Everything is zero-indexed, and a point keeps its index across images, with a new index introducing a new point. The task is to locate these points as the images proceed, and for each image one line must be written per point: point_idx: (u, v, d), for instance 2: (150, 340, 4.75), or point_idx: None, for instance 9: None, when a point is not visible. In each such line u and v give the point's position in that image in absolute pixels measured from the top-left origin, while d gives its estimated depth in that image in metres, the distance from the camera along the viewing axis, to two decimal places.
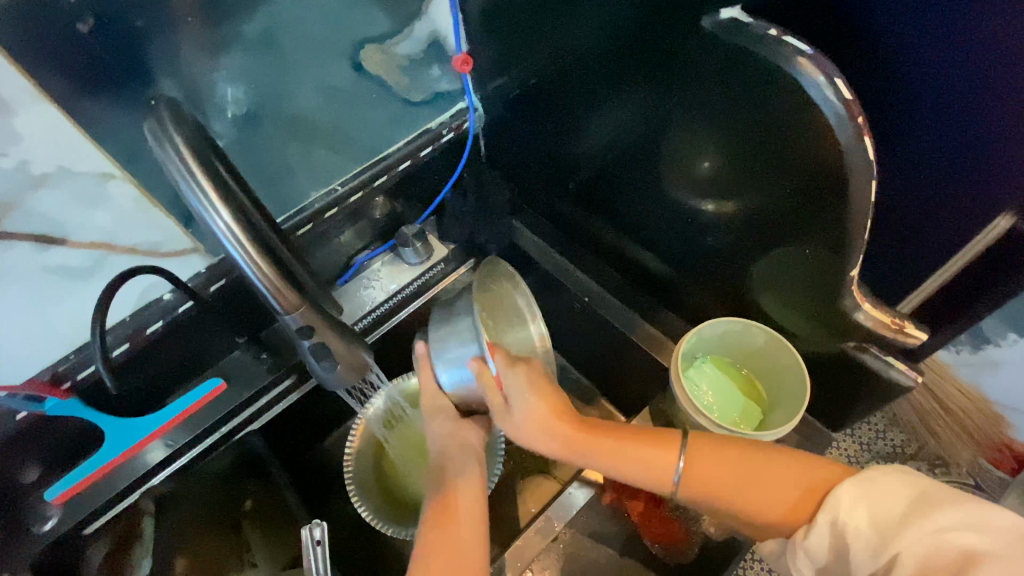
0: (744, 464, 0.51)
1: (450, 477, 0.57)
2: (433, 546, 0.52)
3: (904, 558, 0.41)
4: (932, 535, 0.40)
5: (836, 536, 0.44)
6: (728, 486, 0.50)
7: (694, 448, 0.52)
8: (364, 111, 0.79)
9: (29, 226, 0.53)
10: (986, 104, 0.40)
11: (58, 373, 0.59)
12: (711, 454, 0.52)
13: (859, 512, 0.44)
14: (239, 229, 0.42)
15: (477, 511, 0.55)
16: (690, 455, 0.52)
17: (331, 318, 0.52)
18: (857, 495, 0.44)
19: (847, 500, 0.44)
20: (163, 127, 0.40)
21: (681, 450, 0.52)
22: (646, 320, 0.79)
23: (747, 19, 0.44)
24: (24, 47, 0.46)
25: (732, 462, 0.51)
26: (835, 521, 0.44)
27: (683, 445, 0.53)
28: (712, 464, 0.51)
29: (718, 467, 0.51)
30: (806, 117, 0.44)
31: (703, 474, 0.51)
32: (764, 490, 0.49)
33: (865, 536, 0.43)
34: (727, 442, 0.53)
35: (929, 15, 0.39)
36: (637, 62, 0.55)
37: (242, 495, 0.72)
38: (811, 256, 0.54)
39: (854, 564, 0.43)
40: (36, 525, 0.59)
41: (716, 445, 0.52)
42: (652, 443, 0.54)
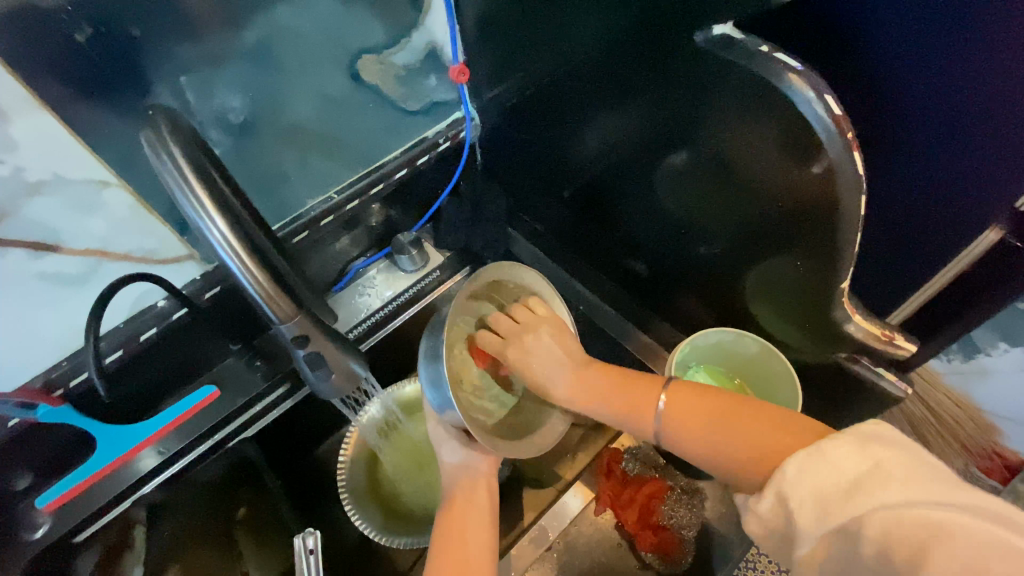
0: (724, 409, 0.46)
1: (460, 488, 0.57)
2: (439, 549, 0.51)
3: (854, 530, 0.34)
4: (883, 509, 0.34)
5: (779, 502, 0.39)
6: (703, 423, 0.46)
7: (676, 390, 0.50)
8: (359, 119, 0.78)
9: (23, 233, 0.52)
10: (975, 121, 0.41)
11: (49, 381, 0.59)
12: (693, 397, 0.48)
13: (805, 482, 0.37)
14: (235, 239, 0.42)
15: (488, 517, 0.54)
16: (670, 394, 0.50)
17: (326, 327, 0.52)
18: (803, 465, 0.38)
19: (793, 468, 0.38)
20: (161, 138, 0.40)
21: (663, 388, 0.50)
22: (640, 329, 0.82)
23: (739, 36, 0.44)
24: (23, 56, 0.46)
25: (706, 404, 0.47)
26: (780, 489, 0.38)
27: (667, 386, 0.51)
28: (689, 405, 0.48)
29: (696, 407, 0.47)
30: (797, 132, 0.45)
31: (680, 412, 0.48)
32: (740, 429, 0.43)
33: (807, 509, 0.37)
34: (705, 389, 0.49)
35: (917, 36, 0.39)
36: (630, 76, 0.56)
37: (234, 506, 0.70)
38: (799, 266, 0.54)
39: (800, 537, 0.37)
40: (25, 533, 0.59)
41: (699, 390, 0.49)
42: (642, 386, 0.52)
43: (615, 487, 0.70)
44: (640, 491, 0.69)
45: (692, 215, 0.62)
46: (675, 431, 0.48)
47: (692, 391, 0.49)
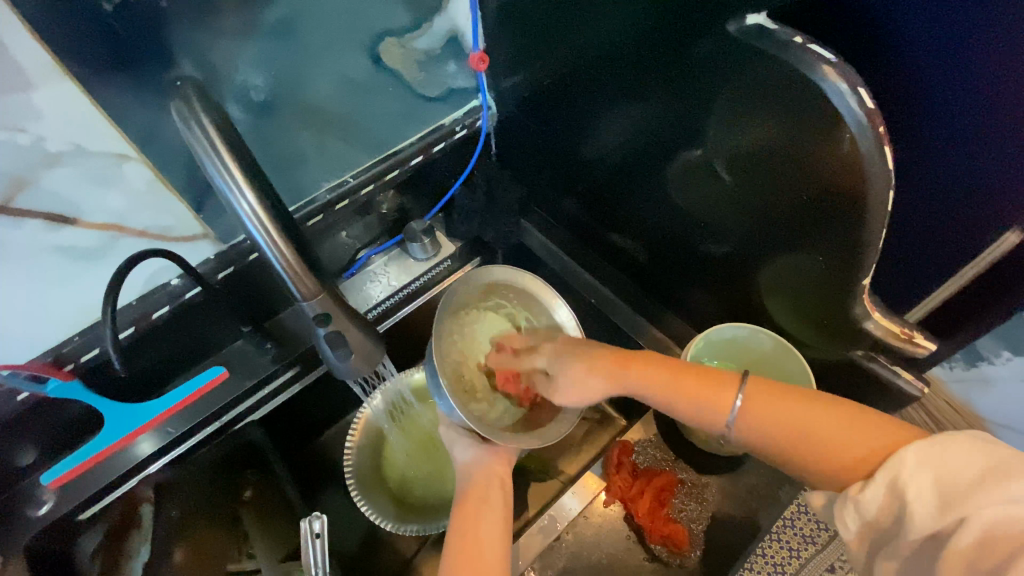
0: (813, 407, 0.46)
1: (476, 482, 0.56)
2: (460, 538, 0.50)
3: (969, 525, 0.36)
4: (1000, 504, 0.35)
5: (892, 494, 0.40)
6: (787, 434, 0.46)
7: (754, 391, 0.49)
8: (378, 103, 0.74)
9: (42, 204, 0.52)
10: (1000, 121, 0.41)
11: (60, 355, 0.59)
12: (773, 395, 0.48)
13: (923, 471, 0.39)
14: (263, 211, 0.44)
15: (503, 511, 0.54)
16: (749, 398, 0.48)
17: (345, 307, 0.52)
18: (924, 456, 0.39)
19: (913, 459, 0.39)
20: (192, 107, 0.42)
21: (740, 390, 0.49)
22: (651, 323, 0.81)
23: (773, 26, 0.44)
24: (48, 24, 0.45)
25: (795, 409, 0.46)
26: (894, 481, 0.40)
27: (744, 383, 0.49)
28: (772, 407, 0.47)
29: (781, 412, 0.47)
30: (828, 126, 0.45)
31: (760, 414, 0.47)
32: (831, 444, 0.44)
33: (925, 500, 0.38)
34: (793, 390, 0.48)
35: (951, 33, 0.39)
36: (653, 68, 0.55)
37: (241, 487, 0.70)
38: (821, 262, 0.54)
39: (908, 528, 0.39)
40: (31, 508, 0.60)
41: (780, 392, 0.48)
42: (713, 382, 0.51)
43: (624, 479, 0.69)
44: (650, 483, 0.69)
45: (708, 209, 0.62)
46: (749, 432, 0.48)
47: (772, 391, 0.48)
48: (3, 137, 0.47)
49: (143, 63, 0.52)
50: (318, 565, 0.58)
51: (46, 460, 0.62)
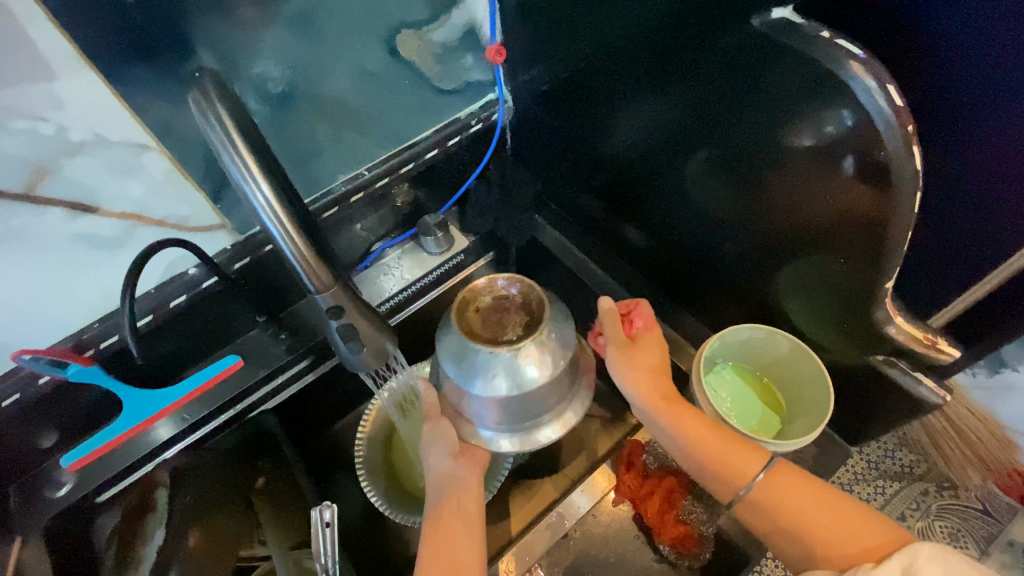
0: (827, 503, 0.52)
1: (449, 500, 0.57)
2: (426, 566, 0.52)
3: None
4: None
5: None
6: (800, 516, 0.52)
7: (779, 472, 0.54)
8: (397, 96, 0.74)
9: (64, 193, 0.53)
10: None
11: (82, 341, 0.60)
12: (794, 481, 0.54)
13: (935, 565, 0.43)
14: (277, 204, 0.45)
15: (472, 530, 0.55)
16: (771, 474, 0.54)
17: (359, 300, 0.53)
18: (935, 555, 0.44)
19: (926, 554, 0.44)
20: (209, 99, 0.43)
21: (765, 467, 0.54)
22: (664, 322, 0.79)
23: (799, 20, 0.43)
24: (71, 14, 0.46)
25: (810, 498, 0.52)
26: (909, 567, 0.44)
27: (772, 463, 0.55)
28: (789, 488, 0.53)
29: (798, 496, 0.53)
30: (855, 125, 0.43)
31: (779, 494, 0.53)
32: (840, 536, 0.50)
33: None
34: (807, 479, 0.54)
35: (979, 32, 0.38)
36: (673, 62, 0.54)
37: (254, 474, 0.70)
38: (841, 264, 0.53)
39: None
40: (50, 491, 0.62)
41: (802, 481, 0.54)
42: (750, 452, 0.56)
43: (634, 478, 0.69)
44: (661, 484, 0.68)
45: (724, 208, 0.61)
46: (762, 505, 0.54)
47: (800, 478, 0.54)
48: (27, 126, 0.48)
49: (163, 54, 0.52)
50: (328, 554, 0.59)
51: (65, 442, 0.64)
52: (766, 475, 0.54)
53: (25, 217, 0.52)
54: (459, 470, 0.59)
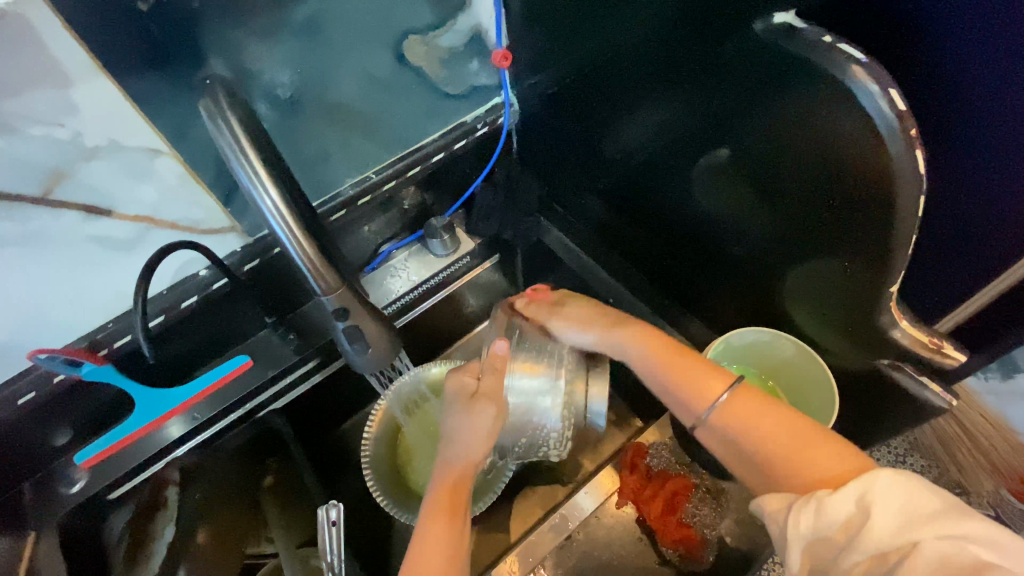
0: (794, 433, 0.48)
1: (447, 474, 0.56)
2: (423, 539, 0.51)
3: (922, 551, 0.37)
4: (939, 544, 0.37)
5: (859, 509, 0.40)
6: (759, 439, 0.49)
7: (741, 395, 0.52)
8: (404, 100, 0.75)
9: (79, 197, 0.54)
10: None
11: (96, 341, 0.62)
12: (759, 407, 0.51)
13: (894, 495, 0.40)
14: (285, 207, 0.46)
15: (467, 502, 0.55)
16: (734, 395, 0.52)
17: (365, 302, 0.54)
18: (892, 484, 0.40)
19: (882, 483, 0.40)
20: (220, 106, 0.44)
21: (729, 387, 0.52)
22: (666, 323, 0.79)
23: (801, 25, 0.43)
24: (86, 23, 0.47)
25: (769, 422, 0.50)
26: (865, 493, 0.40)
27: (734, 385, 0.52)
28: (752, 413, 0.51)
29: (763, 419, 0.50)
30: (857, 130, 0.43)
31: (736, 419, 0.51)
32: (797, 456, 0.47)
33: (888, 518, 0.39)
34: (774, 410, 0.50)
35: (982, 38, 0.38)
36: (677, 66, 0.54)
37: (262, 472, 0.73)
38: (846, 268, 0.53)
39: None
40: (63, 488, 0.63)
41: (763, 407, 0.51)
42: (716, 375, 0.54)
43: (638, 481, 0.69)
44: (664, 486, 0.68)
45: (728, 210, 0.61)
46: (725, 427, 0.51)
47: (762, 406, 0.51)
48: (43, 132, 0.49)
49: (176, 61, 0.54)
50: (333, 551, 0.59)
51: (79, 440, 0.65)
52: (730, 394, 0.52)
53: (41, 220, 0.53)
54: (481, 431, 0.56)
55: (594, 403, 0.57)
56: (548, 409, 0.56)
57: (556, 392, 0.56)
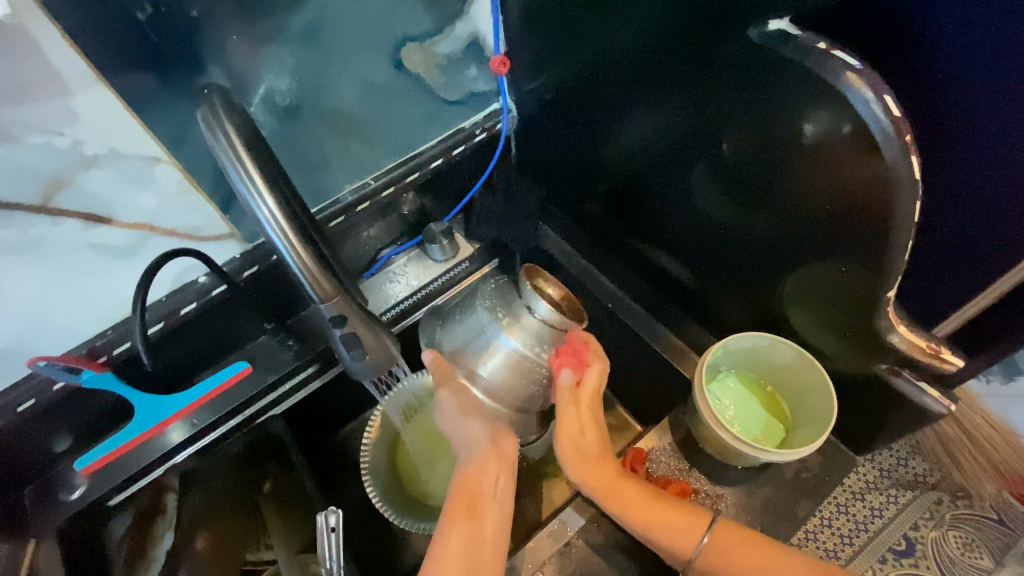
0: (768, 549, 0.57)
1: (475, 461, 0.58)
2: (446, 534, 0.53)
3: None
4: None
5: None
6: (748, 567, 0.57)
7: (720, 532, 0.58)
8: (401, 106, 0.76)
9: (79, 205, 0.55)
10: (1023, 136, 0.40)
11: (95, 348, 0.61)
12: (738, 543, 0.57)
13: None
14: (281, 214, 0.46)
15: (494, 502, 0.56)
16: (714, 534, 0.58)
17: (362, 308, 0.54)
18: None
19: None
20: (217, 115, 0.44)
21: (707, 528, 0.58)
22: (669, 329, 0.78)
23: (795, 32, 0.43)
24: (86, 32, 0.48)
25: (747, 544, 0.58)
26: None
27: (711, 526, 0.58)
28: (734, 544, 0.57)
29: (744, 548, 0.57)
30: (851, 135, 0.44)
31: (727, 548, 0.57)
32: (779, 574, 0.56)
33: None
34: (747, 534, 0.58)
35: (971, 48, 0.39)
36: (670, 74, 0.55)
37: (262, 478, 0.70)
38: (842, 272, 0.53)
39: None
40: (64, 493, 0.63)
41: (739, 536, 0.58)
42: (685, 516, 0.59)
43: None
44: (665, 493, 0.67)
45: (725, 215, 0.61)
46: (717, 560, 0.57)
47: (738, 533, 0.58)
48: (43, 140, 0.50)
49: (176, 69, 0.54)
50: (331, 559, 0.59)
51: (79, 446, 0.66)
52: (711, 537, 0.57)
53: (41, 227, 0.54)
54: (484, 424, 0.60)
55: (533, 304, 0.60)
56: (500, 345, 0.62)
57: (492, 325, 0.63)
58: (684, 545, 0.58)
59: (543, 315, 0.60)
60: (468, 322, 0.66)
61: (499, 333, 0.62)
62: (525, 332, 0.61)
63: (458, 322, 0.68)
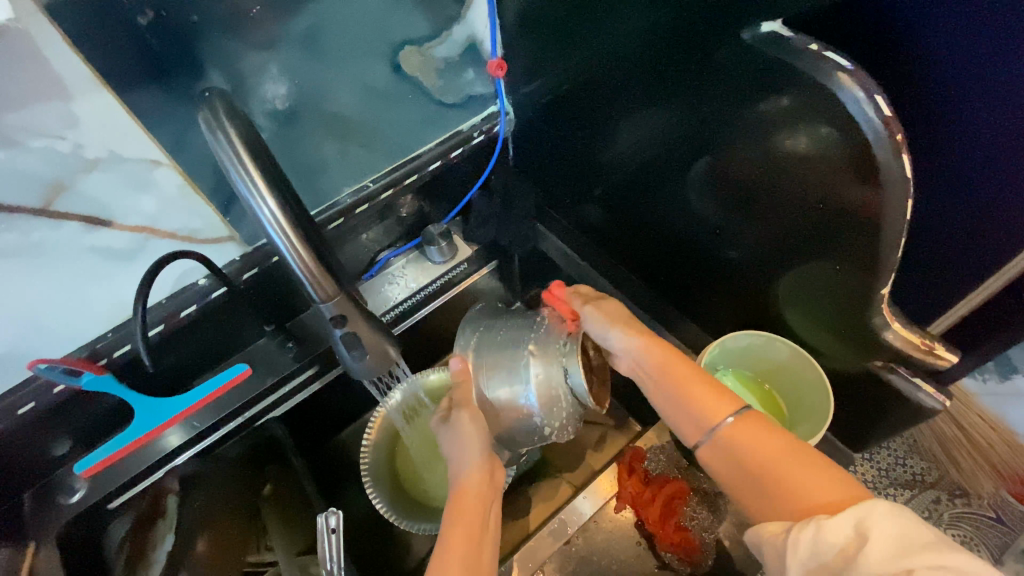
0: (796, 450, 0.47)
1: (468, 479, 0.55)
2: (443, 557, 0.49)
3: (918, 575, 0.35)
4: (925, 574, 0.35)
5: (856, 537, 0.39)
6: (754, 465, 0.47)
7: (747, 420, 0.50)
8: (400, 110, 0.77)
9: (80, 208, 0.55)
10: (1010, 135, 0.41)
11: (95, 350, 0.61)
12: (764, 433, 0.49)
13: (892, 521, 0.38)
14: (282, 216, 0.46)
15: (489, 520, 0.53)
16: (743, 418, 0.50)
17: (362, 309, 0.54)
18: (890, 510, 0.39)
19: (883, 508, 0.39)
20: (218, 117, 0.44)
21: (738, 411, 0.51)
22: (666, 330, 0.79)
23: (787, 33, 0.44)
24: (86, 36, 0.48)
25: (772, 443, 0.48)
26: (862, 522, 0.39)
27: (744, 410, 0.51)
28: (761, 439, 0.48)
29: (771, 444, 0.48)
30: (844, 135, 0.44)
31: (746, 443, 0.49)
32: (798, 475, 0.45)
33: (884, 544, 0.37)
34: (777, 428, 0.49)
35: (961, 50, 0.40)
36: (666, 76, 0.56)
37: (262, 482, 0.70)
38: (837, 270, 0.53)
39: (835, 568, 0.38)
40: (62, 497, 0.63)
41: (773, 431, 0.49)
42: (715, 397, 0.53)
43: (636, 485, 0.69)
44: (663, 490, 0.68)
45: (722, 215, 0.62)
46: (733, 450, 0.49)
47: (764, 426, 0.49)
48: (43, 144, 0.50)
49: (176, 74, 0.55)
50: (332, 560, 0.59)
51: (79, 450, 0.66)
52: (737, 418, 0.50)
53: (42, 231, 0.54)
54: (487, 446, 0.57)
55: (572, 372, 0.53)
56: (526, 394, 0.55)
57: (526, 377, 0.54)
58: (708, 419, 0.52)
59: (578, 389, 0.53)
60: (503, 354, 0.56)
61: (529, 385, 0.54)
62: (548, 393, 0.54)
63: (496, 344, 0.57)
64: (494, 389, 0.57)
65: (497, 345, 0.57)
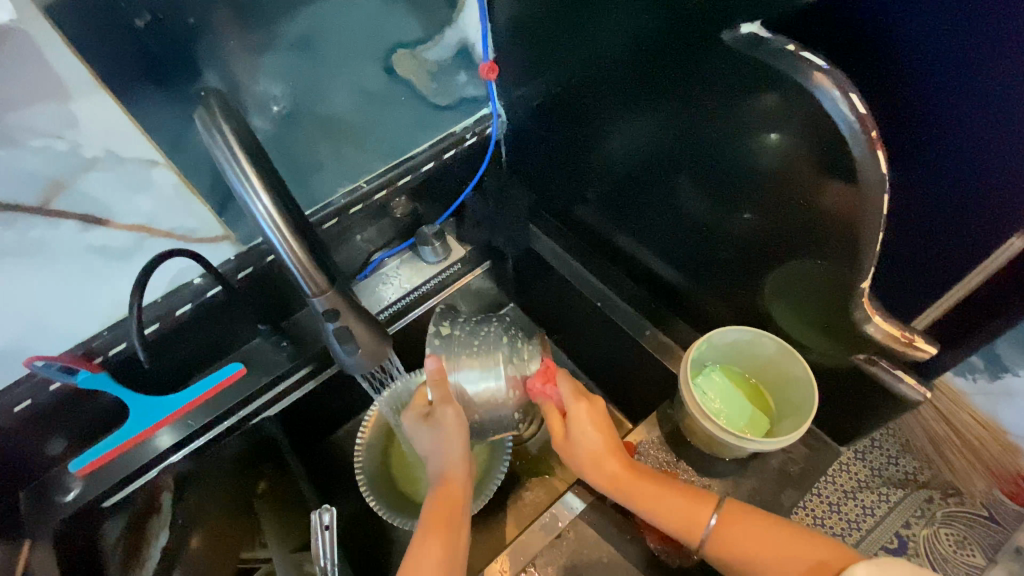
0: (780, 535, 0.57)
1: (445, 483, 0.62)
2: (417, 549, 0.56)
3: None
4: None
5: None
6: (752, 554, 0.57)
7: (727, 515, 0.59)
8: (396, 112, 0.79)
9: (77, 207, 0.56)
10: (983, 132, 0.43)
11: (91, 348, 0.62)
12: (741, 522, 0.59)
13: None
14: (277, 212, 0.48)
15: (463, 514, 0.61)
16: (723, 516, 0.59)
17: (356, 305, 0.55)
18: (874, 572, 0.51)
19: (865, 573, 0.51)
20: (213, 115, 0.46)
21: (716, 510, 0.59)
22: (655, 327, 0.80)
23: (765, 35, 0.46)
24: (84, 38, 0.49)
25: (758, 533, 0.58)
26: None
27: (719, 507, 0.60)
28: (743, 531, 0.58)
29: (750, 532, 0.58)
30: (821, 131, 0.46)
31: (730, 538, 0.58)
32: (786, 556, 0.56)
33: None
34: (759, 516, 0.59)
35: (934, 49, 0.41)
36: (649, 78, 0.58)
37: (256, 479, 0.72)
38: (818, 266, 0.55)
39: None
40: (58, 496, 0.63)
41: (749, 518, 0.59)
42: (692, 499, 0.61)
43: None
44: None
45: (708, 214, 0.63)
46: (722, 548, 0.58)
47: (746, 517, 0.59)
48: (43, 143, 0.51)
49: (172, 75, 0.56)
50: (327, 557, 0.60)
51: (73, 449, 0.66)
52: (717, 519, 0.59)
53: (40, 229, 0.55)
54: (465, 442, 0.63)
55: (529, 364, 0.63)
56: (494, 378, 0.62)
57: (497, 365, 0.62)
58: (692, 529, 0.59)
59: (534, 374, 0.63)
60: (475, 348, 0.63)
61: (498, 372, 0.62)
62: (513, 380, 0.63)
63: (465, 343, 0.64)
64: (464, 375, 0.62)
65: (467, 345, 0.64)
